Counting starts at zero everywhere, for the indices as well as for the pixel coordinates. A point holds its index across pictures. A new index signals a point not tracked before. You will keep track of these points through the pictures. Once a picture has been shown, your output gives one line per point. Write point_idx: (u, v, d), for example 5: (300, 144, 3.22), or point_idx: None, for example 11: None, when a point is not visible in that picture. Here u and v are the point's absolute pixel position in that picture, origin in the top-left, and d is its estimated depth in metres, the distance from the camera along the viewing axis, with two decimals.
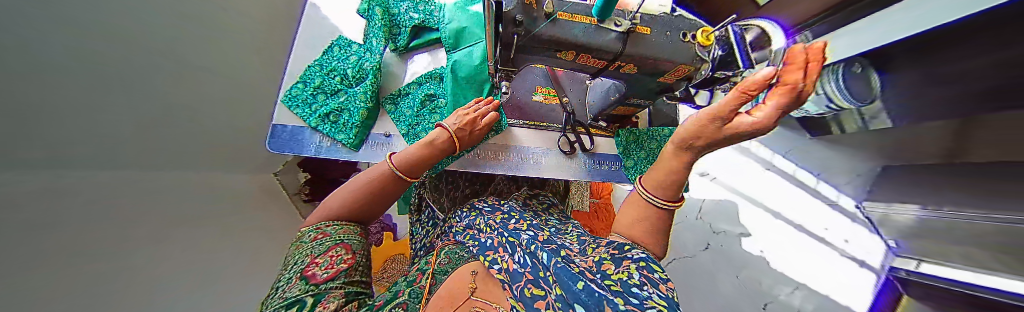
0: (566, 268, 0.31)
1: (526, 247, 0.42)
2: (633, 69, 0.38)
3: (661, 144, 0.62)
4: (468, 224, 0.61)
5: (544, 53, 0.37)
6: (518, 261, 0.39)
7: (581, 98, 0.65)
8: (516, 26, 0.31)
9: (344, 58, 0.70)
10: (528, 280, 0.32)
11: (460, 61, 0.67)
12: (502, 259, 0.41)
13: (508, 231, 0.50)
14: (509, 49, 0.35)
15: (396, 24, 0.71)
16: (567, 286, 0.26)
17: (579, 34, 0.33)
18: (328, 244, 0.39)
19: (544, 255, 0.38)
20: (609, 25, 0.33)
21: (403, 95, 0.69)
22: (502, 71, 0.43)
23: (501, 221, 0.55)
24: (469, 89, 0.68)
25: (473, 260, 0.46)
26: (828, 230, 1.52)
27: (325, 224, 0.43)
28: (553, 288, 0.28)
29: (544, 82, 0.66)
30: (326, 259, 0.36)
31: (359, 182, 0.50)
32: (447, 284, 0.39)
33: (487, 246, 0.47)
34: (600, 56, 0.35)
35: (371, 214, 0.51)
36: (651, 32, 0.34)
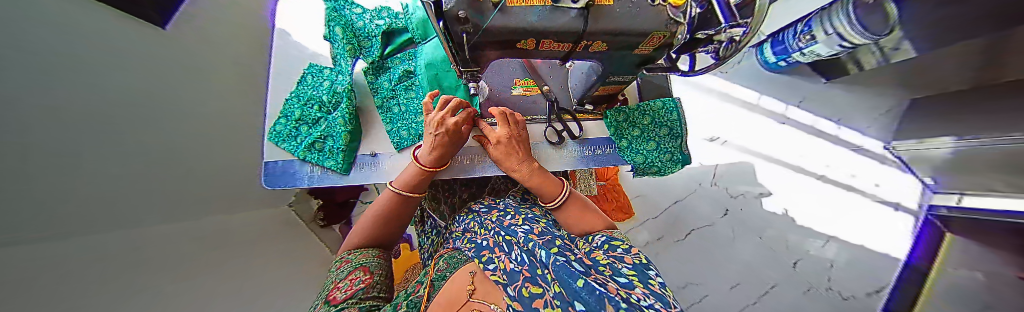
0: (566, 265, 0.29)
1: (523, 244, 0.41)
2: (603, 45, 0.35)
3: (652, 118, 0.60)
4: (467, 227, 0.60)
5: (506, 45, 0.34)
6: (515, 260, 0.38)
7: (563, 84, 0.61)
8: (462, 23, 0.28)
9: (319, 84, 0.69)
10: (526, 277, 0.32)
11: (434, 58, 0.64)
12: (498, 259, 0.39)
13: (505, 229, 0.48)
14: (466, 49, 0.33)
15: (364, 36, 0.66)
16: (567, 284, 0.25)
17: (532, 20, 0.30)
18: (348, 269, 0.45)
19: (541, 251, 0.37)
20: (565, 3, 0.28)
21: (382, 88, 0.68)
22: (467, 73, 0.40)
23: (497, 219, 0.55)
24: (445, 75, 0.66)
25: (472, 261, 0.46)
26: (857, 177, 1.51)
27: (349, 253, 0.50)
28: (551, 285, 0.28)
29: (521, 74, 0.62)
30: (346, 282, 0.41)
31: (377, 209, 0.54)
32: (448, 292, 0.40)
33: (483, 246, 0.46)
34: (561, 38, 0.33)
35: (389, 237, 0.56)
36: (614, 1, 0.29)
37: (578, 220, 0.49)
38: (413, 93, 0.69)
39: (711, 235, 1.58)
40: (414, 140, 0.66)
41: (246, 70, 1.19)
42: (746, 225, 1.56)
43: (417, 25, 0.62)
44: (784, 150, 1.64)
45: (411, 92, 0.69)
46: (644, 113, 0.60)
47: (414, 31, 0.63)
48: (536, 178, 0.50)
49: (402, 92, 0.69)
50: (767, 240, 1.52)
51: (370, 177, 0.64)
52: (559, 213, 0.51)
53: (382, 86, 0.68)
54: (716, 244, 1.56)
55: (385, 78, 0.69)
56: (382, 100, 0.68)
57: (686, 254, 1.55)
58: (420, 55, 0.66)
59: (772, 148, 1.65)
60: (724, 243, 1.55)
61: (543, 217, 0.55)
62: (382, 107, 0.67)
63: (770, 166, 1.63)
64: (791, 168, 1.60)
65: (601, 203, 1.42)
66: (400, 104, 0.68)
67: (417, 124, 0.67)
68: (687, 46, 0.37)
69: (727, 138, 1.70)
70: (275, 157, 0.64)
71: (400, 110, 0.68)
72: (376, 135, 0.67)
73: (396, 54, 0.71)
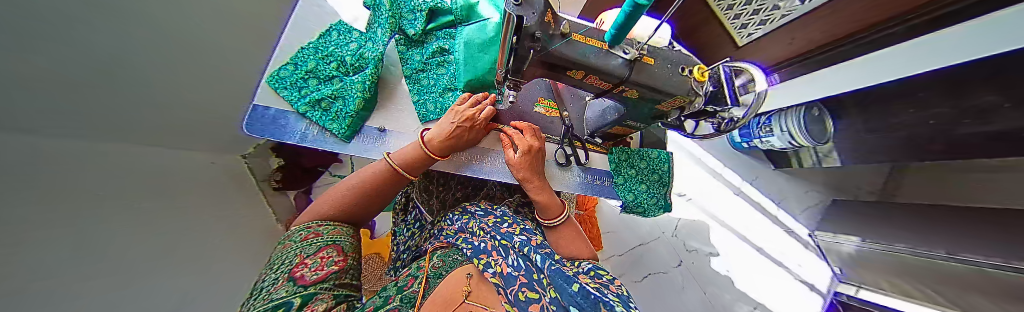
0: (560, 273, 0.39)
1: (519, 250, 0.48)
2: (635, 94, 0.41)
3: (649, 164, 0.68)
4: (461, 226, 0.60)
5: (556, 70, 0.38)
6: (511, 265, 0.44)
7: (581, 114, 0.67)
8: (533, 41, 0.32)
9: (344, 44, 0.68)
10: (523, 283, 0.38)
11: (472, 41, 0.64)
12: (495, 263, 0.44)
13: (501, 235, 0.53)
14: (524, 63, 0.36)
15: (407, 9, 0.66)
16: (563, 291, 0.35)
17: (589, 55, 0.34)
18: (318, 245, 0.41)
19: (537, 257, 0.45)
20: (617, 51, 0.35)
21: (411, 60, 0.68)
22: (509, 80, 0.43)
23: (494, 225, 0.57)
24: (481, 58, 0.65)
25: (468, 262, 0.48)
26: (786, 255, 1.76)
27: (316, 224, 0.45)
28: (548, 291, 0.36)
29: (547, 95, 0.66)
30: (315, 260, 0.37)
31: (357, 182, 0.51)
32: (441, 291, 0.39)
33: (481, 249, 0.49)
34: (606, 79, 0.37)
35: (359, 215, 0.53)
36: (654, 63, 0.37)
37: (570, 246, 0.51)
38: (443, 70, 0.69)
39: (664, 280, 1.70)
40: (439, 114, 0.66)
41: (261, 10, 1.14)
42: (697, 278, 1.71)
43: (460, 8, 0.65)
44: (736, 218, 1.87)
45: (442, 68, 0.69)
46: (642, 158, 0.68)
47: (457, 14, 0.65)
48: (545, 194, 0.54)
49: (433, 66, 0.69)
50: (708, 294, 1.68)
51: (372, 151, 0.61)
52: (554, 232, 0.54)
53: (413, 58, 0.68)
54: (667, 291, 1.67)
55: (418, 51, 0.69)
56: (411, 71, 0.68)
57: (641, 295, 1.64)
58: (458, 36, 0.66)
59: (727, 214, 1.87)
60: (675, 292, 1.67)
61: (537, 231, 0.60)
62: (410, 78, 0.68)
63: (721, 230, 1.84)
64: (737, 235, 1.82)
65: None
66: (429, 78, 0.68)
67: (442, 98, 0.68)
68: (695, 114, 0.44)
69: (693, 196, 1.89)
70: (268, 102, 0.59)
71: (428, 83, 0.68)
72: (391, 109, 0.67)
73: (435, 32, 0.69)
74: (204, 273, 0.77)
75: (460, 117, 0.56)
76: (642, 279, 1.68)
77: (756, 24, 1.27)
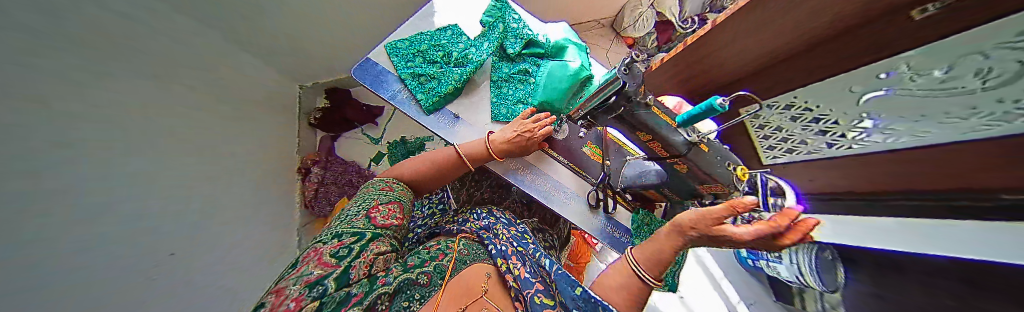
0: (567, 280, 0.48)
1: (535, 259, 0.53)
2: (684, 169, 0.48)
3: None
4: (486, 224, 0.64)
5: (629, 128, 0.48)
6: (528, 271, 0.48)
7: (618, 167, 0.73)
8: (627, 101, 0.42)
9: (455, 42, 0.81)
10: (538, 289, 0.45)
11: (554, 72, 0.76)
12: (514, 268, 0.49)
13: (522, 242, 0.57)
14: (608, 113, 0.46)
15: (512, 34, 0.80)
16: (567, 299, 0.45)
17: (661, 127, 0.43)
18: (389, 199, 0.56)
19: (548, 267, 0.51)
20: (683, 131, 0.43)
21: (500, 71, 0.81)
22: (586, 118, 0.53)
23: (519, 235, 0.61)
24: (557, 88, 0.75)
25: (487, 260, 0.53)
26: None
27: (391, 182, 0.61)
28: (557, 303, 0.43)
29: (595, 141, 0.76)
30: (383, 211, 0.53)
31: (428, 160, 0.65)
32: (464, 278, 0.47)
33: (502, 252, 0.53)
34: (666, 149, 0.46)
35: (420, 185, 0.66)
36: (709, 151, 0.45)
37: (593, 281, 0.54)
38: (521, 87, 0.80)
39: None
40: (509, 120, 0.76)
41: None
42: None
43: (552, 48, 0.81)
44: None
45: (521, 85, 0.80)
46: None
47: (547, 51, 0.81)
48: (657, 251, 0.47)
49: (514, 81, 0.80)
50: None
51: (442, 127, 0.73)
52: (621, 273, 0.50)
53: (501, 69, 0.81)
54: None
55: (509, 66, 0.81)
56: (496, 79, 0.80)
57: None
58: (543, 66, 0.80)
59: None
60: None
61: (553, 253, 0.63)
62: (493, 84, 0.80)
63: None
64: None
65: None
66: (508, 89, 0.80)
67: (512, 108, 0.77)
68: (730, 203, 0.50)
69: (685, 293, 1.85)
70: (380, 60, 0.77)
71: (506, 93, 0.79)
72: (468, 101, 0.78)
73: (527, 57, 0.82)
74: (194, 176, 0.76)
75: (522, 129, 0.65)
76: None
77: (783, 150, 1.02)
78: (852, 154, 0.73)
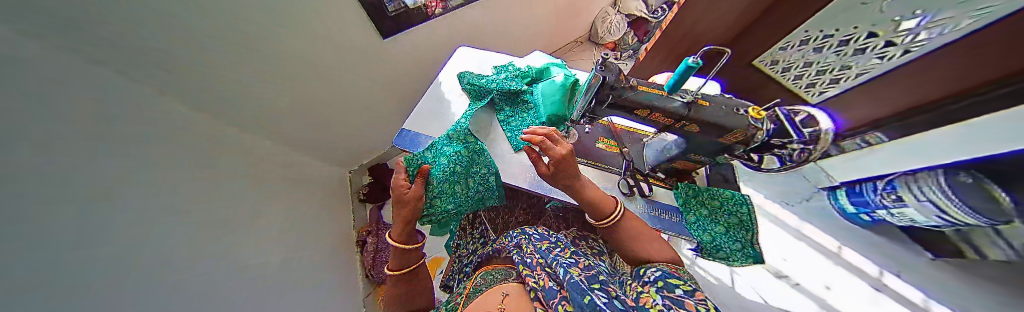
0: (581, 284, 0.44)
1: (558, 267, 0.52)
2: (696, 128, 0.50)
3: (725, 206, 0.65)
4: (517, 243, 0.67)
5: (627, 110, 0.53)
6: (550, 279, 0.49)
7: (640, 152, 0.76)
8: (612, 89, 0.48)
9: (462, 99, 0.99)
10: (561, 298, 0.44)
11: (547, 90, 0.86)
12: (537, 278, 0.50)
13: (547, 255, 0.58)
14: (602, 104, 0.53)
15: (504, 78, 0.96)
16: (580, 301, 0.40)
17: (652, 100, 0.48)
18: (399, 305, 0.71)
19: (566, 272, 0.50)
20: (675, 96, 0.47)
21: (503, 107, 0.94)
22: (586, 115, 0.60)
23: (547, 248, 0.62)
24: (554, 100, 0.82)
25: (511, 282, 0.56)
26: None
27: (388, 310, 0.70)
28: (574, 307, 0.41)
29: (606, 135, 0.81)
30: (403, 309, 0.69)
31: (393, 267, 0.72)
32: (483, 301, 0.51)
33: (527, 266, 0.55)
34: (668, 115, 0.49)
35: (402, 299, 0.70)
36: (709, 104, 0.47)
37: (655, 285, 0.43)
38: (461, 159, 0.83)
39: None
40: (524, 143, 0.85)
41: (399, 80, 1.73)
42: None
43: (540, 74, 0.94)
44: None
45: (524, 112, 0.92)
46: (712, 197, 0.67)
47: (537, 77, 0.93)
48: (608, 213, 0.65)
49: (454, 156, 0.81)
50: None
51: None
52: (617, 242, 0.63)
53: (504, 105, 0.94)
54: None
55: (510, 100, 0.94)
56: (502, 114, 0.93)
57: None
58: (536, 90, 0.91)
59: None
60: None
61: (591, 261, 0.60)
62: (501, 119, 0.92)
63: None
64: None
65: None
66: (513, 119, 0.91)
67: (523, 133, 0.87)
68: (764, 147, 0.50)
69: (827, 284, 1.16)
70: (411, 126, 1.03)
71: (513, 123, 0.90)
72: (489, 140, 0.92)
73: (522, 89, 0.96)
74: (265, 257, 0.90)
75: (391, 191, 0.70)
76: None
77: (826, 83, 1.01)
78: (905, 67, 0.72)
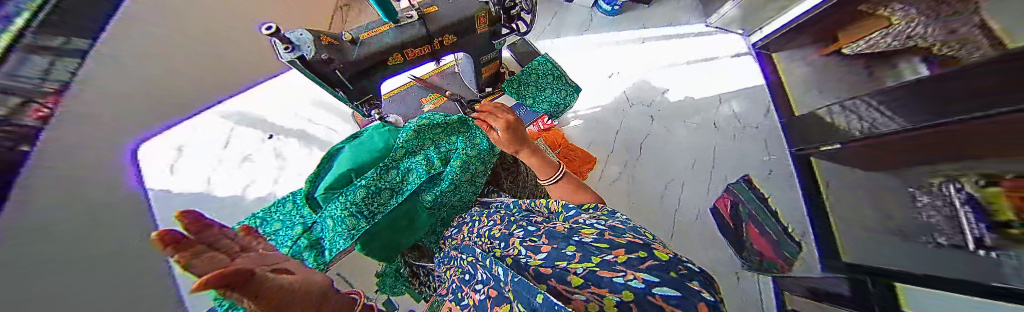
0: (520, 277, 0.31)
1: (483, 261, 0.44)
2: (452, 37, 0.62)
3: (536, 75, 0.79)
4: (445, 260, 0.61)
5: (382, 63, 0.60)
6: (481, 282, 0.41)
7: (462, 84, 0.80)
8: (331, 61, 0.54)
9: None
10: (494, 298, 0.34)
11: (366, 157, 0.59)
12: (469, 294, 0.41)
13: (470, 253, 0.51)
14: (345, 71, 0.57)
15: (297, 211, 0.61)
16: (528, 302, 0.27)
17: (393, 37, 0.57)
18: None
19: (498, 268, 0.37)
20: (405, 22, 0.56)
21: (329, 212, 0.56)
22: (365, 102, 0.67)
23: (466, 241, 0.57)
24: (380, 154, 0.60)
25: (449, 303, 0.47)
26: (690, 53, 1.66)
27: None
28: (512, 298, 0.30)
29: (424, 93, 0.76)
30: None
31: None
32: None
33: (457, 288, 0.48)
34: (415, 43, 0.59)
35: None
36: (435, 9, 0.58)
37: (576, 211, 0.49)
38: (355, 225, 0.54)
39: (728, 157, 1.38)
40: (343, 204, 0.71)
41: None
42: (672, 119, 1.56)
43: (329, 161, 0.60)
44: (667, 57, 1.70)
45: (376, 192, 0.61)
46: (528, 74, 0.79)
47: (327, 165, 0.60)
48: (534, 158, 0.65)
49: (407, 162, 0.60)
50: (727, 126, 1.44)
51: None
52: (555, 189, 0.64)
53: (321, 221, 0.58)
54: (665, 146, 1.52)
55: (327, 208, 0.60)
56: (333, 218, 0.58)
57: (649, 174, 1.48)
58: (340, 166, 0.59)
59: (659, 59, 1.71)
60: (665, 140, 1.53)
61: (503, 207, 0.63)
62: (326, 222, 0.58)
63: (691, 66, 1.63)
64: (703, 60, 1.62)
65: None
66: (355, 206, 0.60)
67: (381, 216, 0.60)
68: (509, 17, 0.62)
69: (647, 58, 1.73)
70: None
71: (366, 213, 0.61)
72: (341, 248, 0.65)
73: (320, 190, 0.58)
74: None
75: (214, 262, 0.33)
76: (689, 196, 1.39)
77: None
78: None
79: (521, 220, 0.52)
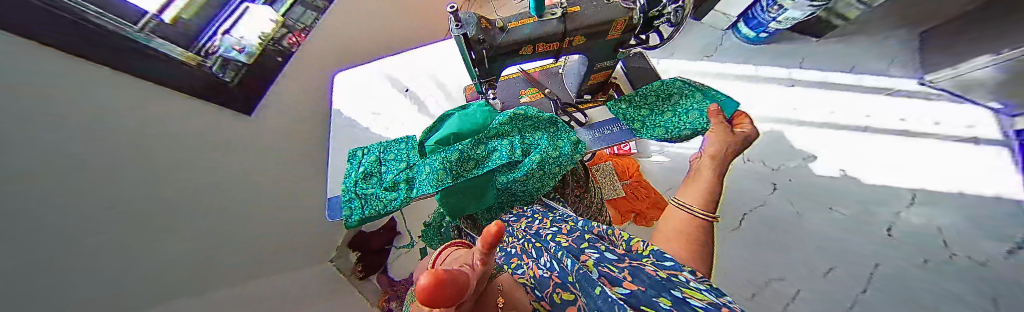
0: (587, 273, 0.34)
1: (550, 249, 0.47)
2: (582, 40, 0.54)
3: (644, 96, 0.73)
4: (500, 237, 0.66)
5: (513, 53, 0.55)
6: (542, 265, 0.44)
7: (561, 86, 0.80)
8: (480, 43, 0.51)
9: (358, 165, 0.78)
10: (556, 283, 0.37)
11: (468, 125, 0.67)
12: (525, 265, 0.47)
13: (534, 236, 0.54)
14: (482, 62, 0.56)
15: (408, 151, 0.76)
16: (588, 292, 0.30)
17: (528, 32, 0.50)
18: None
19: (567, 259, 0.41)
20: (548, 16, 0.48)
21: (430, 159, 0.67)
22: (486, 83, 0.63)
23: (527, 226, 0.61)
24: (478, 127, 0.67)
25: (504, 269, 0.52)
26: (872, 116, 1.16)
27: None
28: (577, 290, 0.33)
29: (525, 86, 0.80)
30: None
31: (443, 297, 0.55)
32: None
33: (512, 254, 0.54)
34: (550, 39, 0.52)
35: None
36: (580, 8, 0.50)
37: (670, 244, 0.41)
38: (443, 178, 0.62)
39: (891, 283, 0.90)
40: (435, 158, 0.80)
41: (298, 128, 1.39)
42: (804, 196, 1.14)
43: (443, 120, 0.72)
44: (831, 112, 1.24)
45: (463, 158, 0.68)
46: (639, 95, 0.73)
47: (439, 122, 0.71)
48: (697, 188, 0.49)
49: (494, 143, 0.65)
50: (911, 240, 0.92)
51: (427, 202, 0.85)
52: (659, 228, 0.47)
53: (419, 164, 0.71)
54: (780, 225, 1.15)
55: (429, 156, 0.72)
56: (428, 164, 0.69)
57: (740, 246, 1.20)
58: (447, 127, 0.68)
59: (814, 112, 1.27)
60: (784, 219, 1.15)
61: (569, 214, 0.62)
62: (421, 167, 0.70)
63: (870, 134, 1.13)
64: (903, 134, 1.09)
65: (631, 204, 1.27)
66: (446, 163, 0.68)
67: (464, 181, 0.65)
68: (647, 22, 0.53)
69: (791, 106, 1.32)
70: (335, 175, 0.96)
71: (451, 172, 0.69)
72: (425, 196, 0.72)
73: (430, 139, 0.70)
74: None
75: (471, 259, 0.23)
76: (790, 302, 1.02)
77: None
78: None
79: (593, 240, 0.46)
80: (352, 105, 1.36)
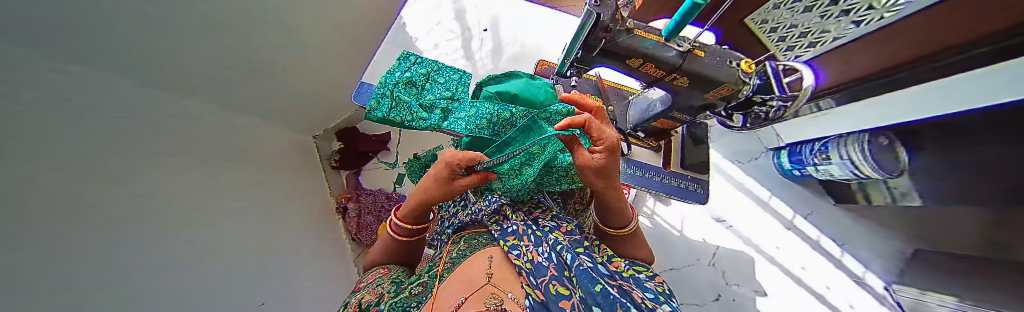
0: (591, 278, 0.40)
1: (549, 241, 0.49)
2: (684, 82, 0.53)
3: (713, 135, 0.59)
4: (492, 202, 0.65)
5: (619, 59, 0.52)
6: (540, 253, 0.47)
7: (625, 111, 0.81)
8: (605, 32, 0.46)
9: (403, 68, 0.76)
10: (553, 275, 0.42)
11: (527, 95, 0.67)
12: (524, 248, 0.48)
13: (533, 222, 0.55)
14: (591, 51, 0.51)
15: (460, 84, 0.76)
16: (590, 292, 0.38)
17: (648, 47, 0.48)
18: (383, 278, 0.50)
19: (567, 255, 0.45)
20: (672, 44, 0.48)
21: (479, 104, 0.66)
22: (575, 67, 0.59)
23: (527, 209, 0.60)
24: (537, 102, 0.67)
25: (495, 244, 0.52)
26: (830, 290, 1.30)
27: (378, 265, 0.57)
28: (576, 289, 0.40)
29: (594, 92, 0.80)
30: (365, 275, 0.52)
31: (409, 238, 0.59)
32: (470, 269, 0.45)
33: (509, 232, 0.52)
34: (661, 65, 0.50)
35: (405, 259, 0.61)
36: (704, 55, 0.49)
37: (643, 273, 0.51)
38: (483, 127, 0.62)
39: None
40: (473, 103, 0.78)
41: None
42: None
43: (506, 76, 0.70)
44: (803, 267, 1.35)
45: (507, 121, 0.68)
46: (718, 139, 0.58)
47: (503, 77, 0.70)
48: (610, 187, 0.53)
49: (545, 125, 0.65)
50: None
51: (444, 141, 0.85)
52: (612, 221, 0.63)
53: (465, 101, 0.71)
54: None
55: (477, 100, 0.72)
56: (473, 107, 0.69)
57: None
58: (508, 85, 0.68)
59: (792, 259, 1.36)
60: None
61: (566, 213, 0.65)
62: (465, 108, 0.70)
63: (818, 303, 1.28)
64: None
65: None
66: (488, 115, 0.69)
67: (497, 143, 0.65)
68: (745, 102, 0.55)
69: (777, 244, 1.41)
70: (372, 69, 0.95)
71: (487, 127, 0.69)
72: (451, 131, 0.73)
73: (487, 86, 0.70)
74: (267, 227, 0.81)
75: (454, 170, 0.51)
76: None
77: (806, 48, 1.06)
78: (889, 24, 0.75)
79: (586, 245, 0.51)
80: (420, 21, 1.34)
